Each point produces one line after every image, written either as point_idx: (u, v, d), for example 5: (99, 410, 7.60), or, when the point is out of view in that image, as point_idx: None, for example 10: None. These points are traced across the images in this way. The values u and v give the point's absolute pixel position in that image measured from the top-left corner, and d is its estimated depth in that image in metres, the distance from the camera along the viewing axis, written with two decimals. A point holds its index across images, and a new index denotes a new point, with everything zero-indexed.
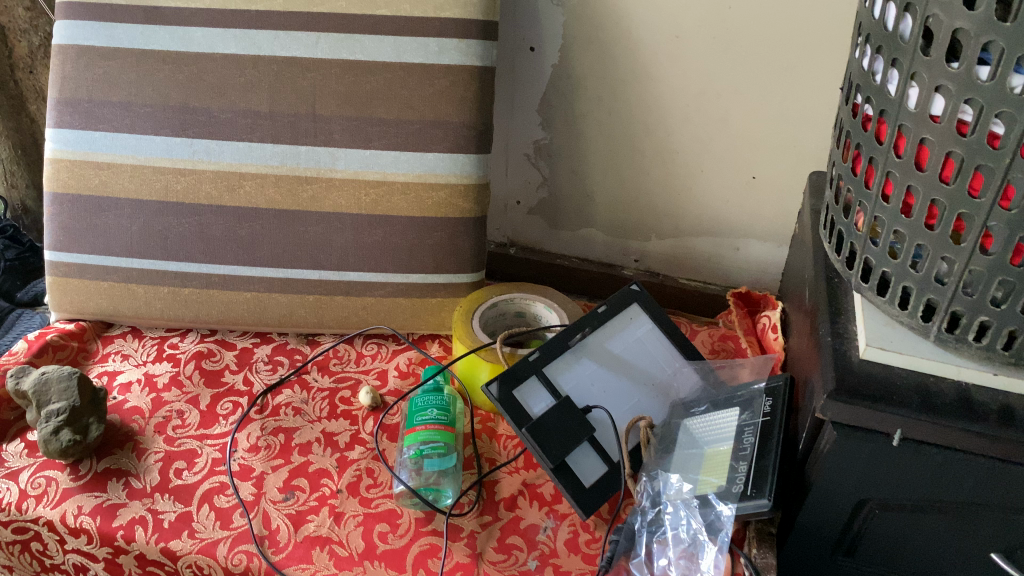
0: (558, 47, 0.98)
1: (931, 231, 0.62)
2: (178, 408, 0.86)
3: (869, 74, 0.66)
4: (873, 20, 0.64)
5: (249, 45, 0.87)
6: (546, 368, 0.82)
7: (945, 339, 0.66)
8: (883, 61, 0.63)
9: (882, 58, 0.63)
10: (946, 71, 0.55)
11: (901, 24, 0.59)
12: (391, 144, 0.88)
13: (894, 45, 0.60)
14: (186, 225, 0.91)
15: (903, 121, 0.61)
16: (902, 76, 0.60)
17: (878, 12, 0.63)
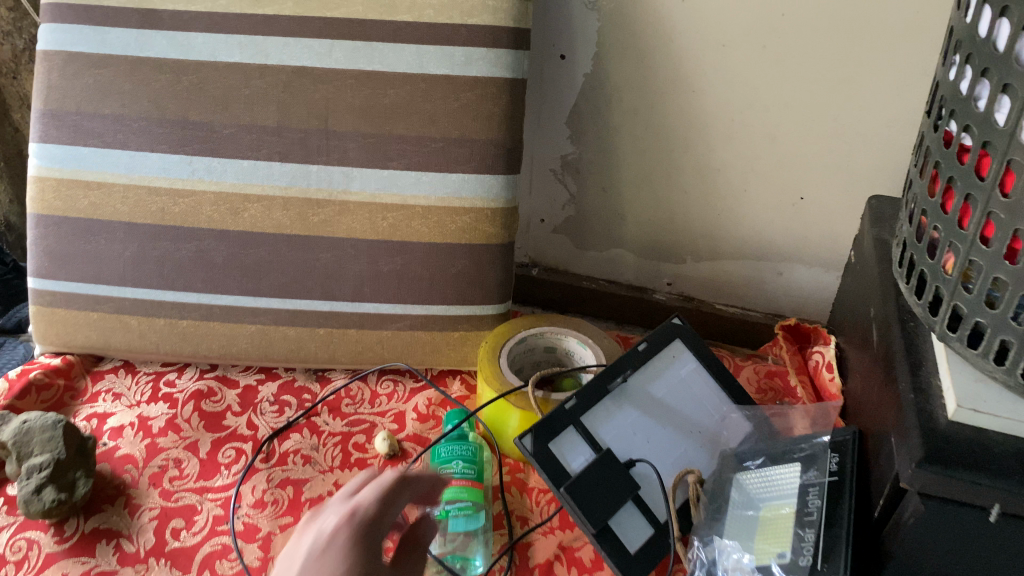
0: (590, 54, 0.88)
1: None
2: (176, 457, 0.77)
3: (967, 98, 0.57)
4: (975, 37, 0.55)
5: (255, 53, 0.78)
6: (585, 418, 0.75)
7: None
8: (989, 85, 0.54)
9: (988, 81, 0.54)
10: None
11: (1016, 45, 0.50)
12: (412, 164, 0.80)
13: (1008, 69, 0.51)
14: (185, 251, 0.82)
15: (1014, 156, 0.53)
16: (1015, 104, 0.51)
17: (983, 29, 0.55)
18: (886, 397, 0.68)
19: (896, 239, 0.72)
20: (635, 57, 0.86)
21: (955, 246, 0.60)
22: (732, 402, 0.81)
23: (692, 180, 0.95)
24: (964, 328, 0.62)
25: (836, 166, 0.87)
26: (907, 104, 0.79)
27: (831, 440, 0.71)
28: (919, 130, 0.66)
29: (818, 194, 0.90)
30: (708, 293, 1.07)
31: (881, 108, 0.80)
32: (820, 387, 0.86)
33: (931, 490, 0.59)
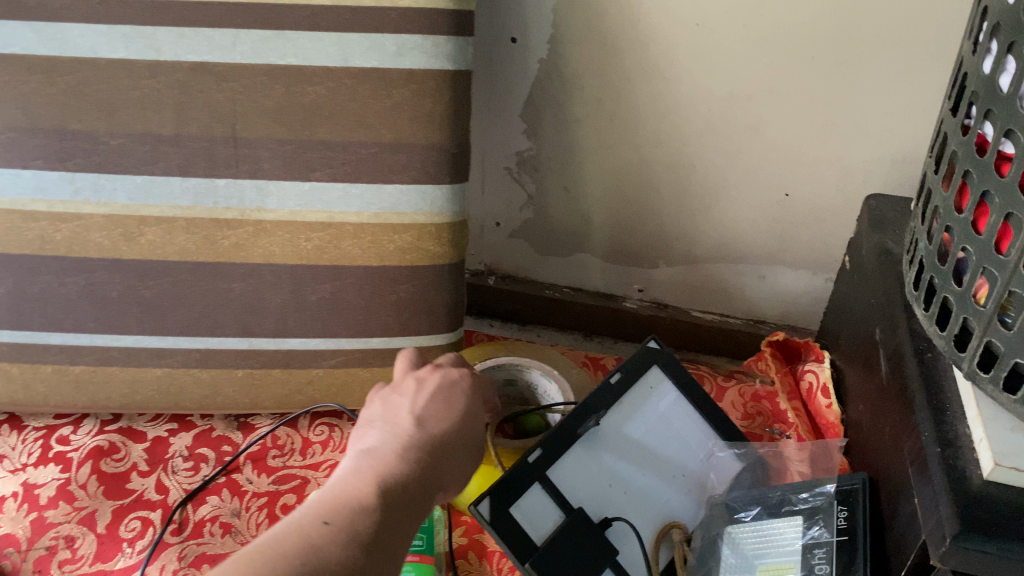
0: (546, 37, 0.76)
1: None
2: (67, 535, 0.66)
3: (1005, 93, 0.45)
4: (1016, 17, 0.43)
5: (145, 47, 0.64)
6: (551, 474, 0.64)
7: None
8: None
9: None
10: None
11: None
12: (339, 175, 0.68)
13: None
14: (72, 286, 0.70)
15: None
16: None
17: None
18: (903, 444, 0.58)
19: (910, 251, 0.61)
20: (596, 41, 0.74)
21: (990, 273, 0.49)
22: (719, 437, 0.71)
23: (664, 177, 0.84)
24: (999, 369, 0.51)
25: (832, 160, 0.76)
26: (914, 89, 0.68)
27: (837, 489, 0.62)
28: (938, 122, 0.55)
29: (808, 191, 0.79)
30: (683, 299, 0.96)
31: (884, 95, 0.69)
32: (814, 413, 0.77)
33: (967, 568, 0.49)
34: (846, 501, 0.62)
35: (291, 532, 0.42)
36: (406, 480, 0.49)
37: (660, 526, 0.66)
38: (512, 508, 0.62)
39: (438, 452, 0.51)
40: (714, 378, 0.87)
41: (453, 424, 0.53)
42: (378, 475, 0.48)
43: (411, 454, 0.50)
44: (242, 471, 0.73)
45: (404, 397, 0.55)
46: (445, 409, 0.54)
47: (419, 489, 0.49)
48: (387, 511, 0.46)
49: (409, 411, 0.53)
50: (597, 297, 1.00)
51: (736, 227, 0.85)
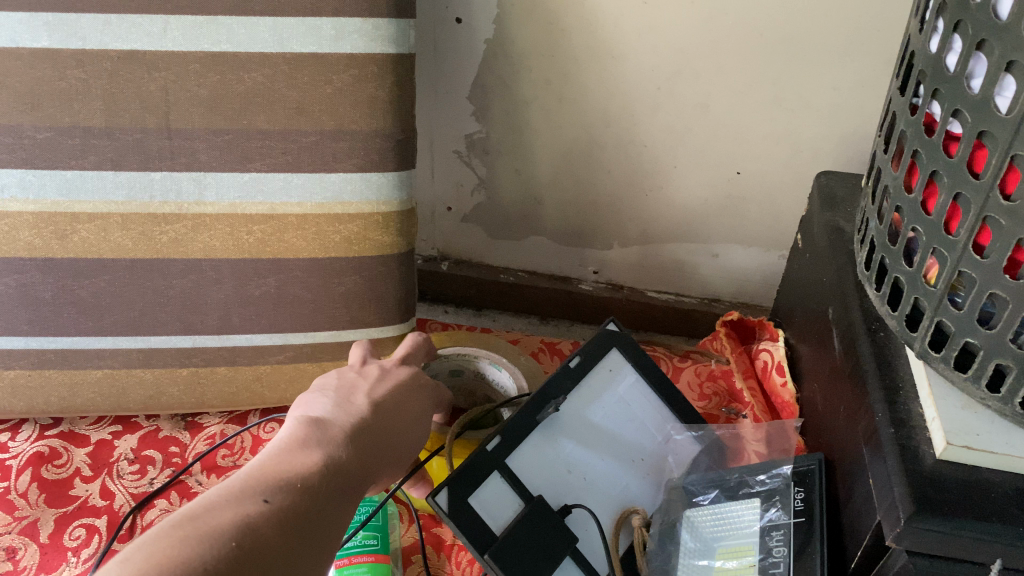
0: (490, 18, 0.74)
1: None
2: (9, 546, 0.63)
3: (950, 71, 0.45)
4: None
5: (67, 36, 0.61)
6: (512, 462, 0.62)
7: None
8: (982, 57, 0.42)
9: (981, 53, 0.42)
10: None
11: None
12: (279, 165, 0.66)
13: (1012, 41, 0.39)
14: (3, 287, 0.67)
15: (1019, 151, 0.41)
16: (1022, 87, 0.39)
17: None
18: (857, 424, 0.58)
19: (861, 230, 0.61)
20: (541, 20, 0.72)
21: (940, 254, 0.49)
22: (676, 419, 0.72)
23: (615, 158, 0.82)
24: (951, 348, 0.51)
25: (783, 136, 0.75)
26: (862, 65, 0.67)
27: (794, 470, 0.62)
28: (887, 101, 0.54)
29: (759, 169, 0.79)
30: (638, 279, 0.96)
31: (831, 71, 0.68)
32: (769, 392, 0.77)
33: (921, 547, 0.49)
34: (804, 483, 0.61)
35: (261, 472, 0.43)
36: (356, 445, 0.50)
37: (619, 512, 0.65)
38: (471, 499, 0.60)
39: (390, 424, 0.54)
40: (670, 361, 0.87)
41: (407, 404, 0.56)
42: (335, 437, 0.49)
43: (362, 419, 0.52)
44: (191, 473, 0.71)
45: (358, 382, 0.57)
46: (408, 383, 0.58)
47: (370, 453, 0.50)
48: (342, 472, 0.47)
49: (363, 395, 0.54)
50: (552, 281, 0.99)
51: (688, 206, 0.85)
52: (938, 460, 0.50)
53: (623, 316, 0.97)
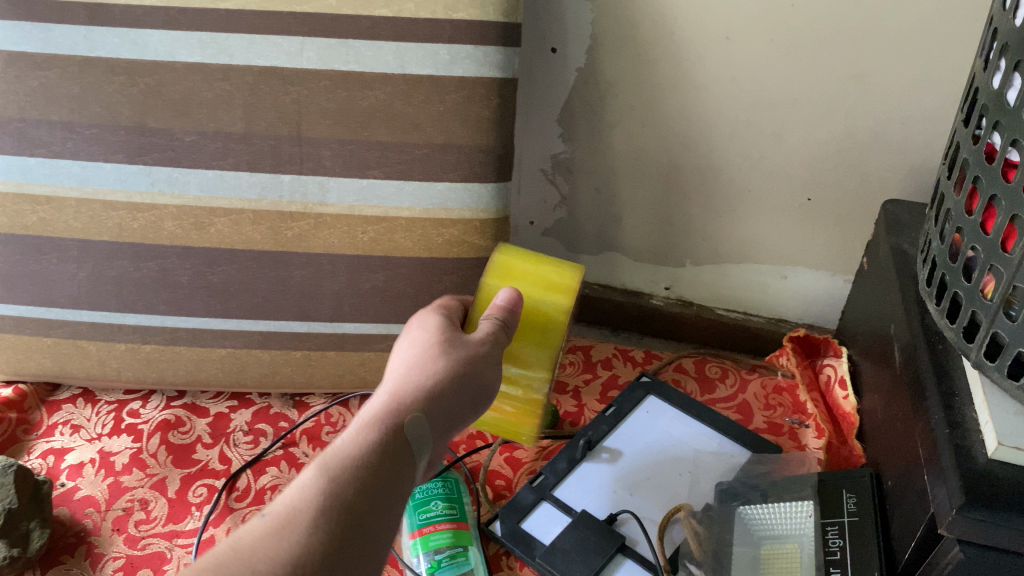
0: (585, 48, 0.82)
1: None
2: (142, 498, 0.72)
3: (1008, 103, 0.50)
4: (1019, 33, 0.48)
5: (218, 52, 0.70)
6: (556, 492, 0.75)
7: None
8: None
9: None
10: None
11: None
12: (394, 173, 0.73)
13: None
14: (146, 271, 0.76)
15: None
16: None
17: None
18: (914, 429, 0.62)
19: (924, 251, 0.66)
20: (630, 52, 0.80)
21: (997, 270, 0.53)
22: (719, 435, 0.80)
23: (692, 181, 0.89)
24: (1004, 358, 0.55)
25: (852, 166, 0.80)
26: (930, 100, 0.72)
27: (845, 479, 0.68)
28: (952, 133, 0.60)
29: (828, 195, 0.84)
30: (708, 296, 1.01)
31: (901, 107, 0.74)
32: (833, 404, 0.82)
33: (972, 537, 0.53)
34: (853, 490, 0.67)
35: (303, 512, 0.46)
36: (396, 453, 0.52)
37: (667, 509, 0.73)
38: (521, 523, 0.72)
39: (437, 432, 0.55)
40: (737, 372, 0.92)
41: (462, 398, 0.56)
42: (380, 449, 0.51)
43: (415, 420, 0.53)
44: (298, 446, 0.79)
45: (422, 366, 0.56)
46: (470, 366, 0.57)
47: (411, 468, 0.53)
48: (383, 492, 0.50)
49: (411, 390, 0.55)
50: (625, 294, 1.05)
51: (759, 230, 0.90)
52: (989, 458, 0.54)
53: (692, 329, 1.02)
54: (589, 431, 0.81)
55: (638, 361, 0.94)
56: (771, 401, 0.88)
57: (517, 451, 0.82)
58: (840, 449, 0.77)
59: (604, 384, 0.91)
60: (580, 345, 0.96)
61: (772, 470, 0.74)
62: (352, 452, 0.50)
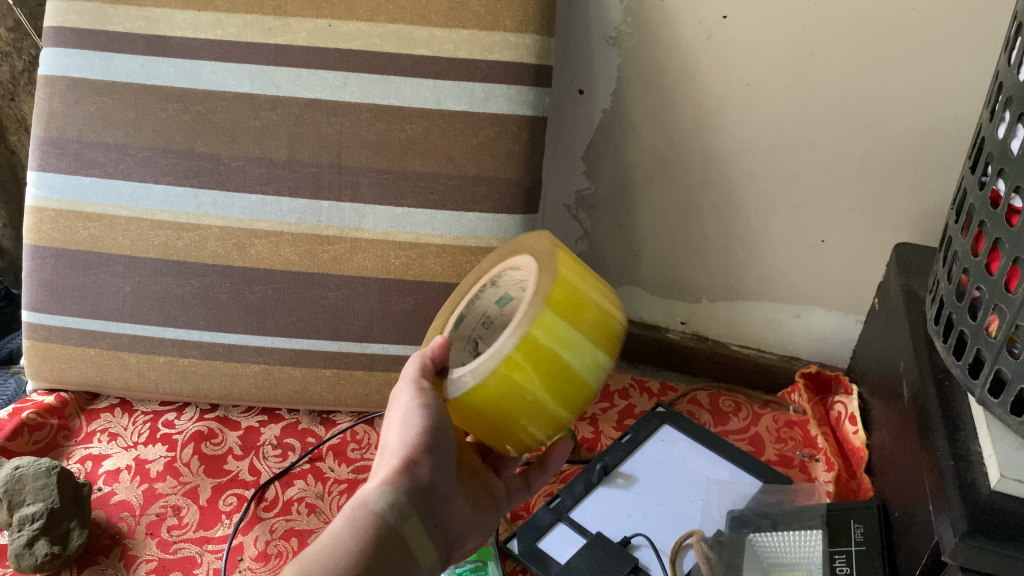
0: (610, 91, 0.87)
1: None
2: (174, 504, 0.76)
3: (1009, 147, 0.53)
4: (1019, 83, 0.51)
5: (266, 84, 0.76)
6: (572, 513, 0.77)
7: None
8: None
9: None
10: None
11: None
12: (427, 202, 0.77)
13: None
14: (188, 287, 0.80)
15: None
16: None
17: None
18: (920, 460, 0.64)
19: (933, 292, 0.68)
20: (653, 94, 0.84)
21: (1000, 310, 0.55)
22: (731, 464, 0.83)
23: (711, 220, 0.92)
24: (1007, 394, 0.56)
25: (865, 210, 0.83)
26: (941, 148, 0.75)
27: (854, 511, 0.70)
28: (960, 179, 0.62)
29: (841, 237, 0.86)
30: (722, 332, 1.04)
31: (913, 154, 0.77)
32: (842, 438, 0.85)
33: (974, 565, 0.54)
34: (861, 520, 0.69)
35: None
36: (381, 529, 0.49)
37: (679, 535, 0.75)
38: (538, 543, 0.75)
39: (422, 505, 0.52)
40: (750, 406, 0.95)
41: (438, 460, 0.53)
42: (362, 527, 0.48)
43: (400, 498, 0.50)
44: (324, 460, 0.82)
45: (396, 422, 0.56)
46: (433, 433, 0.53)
47: (403, 545, 0.49)
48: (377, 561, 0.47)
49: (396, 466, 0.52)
50: (643, 327, 1.08)
51: (773, 268, 0.93)
52: (993, 491, 0.55)
53: (707, 365, 1.05)
54: (606, 458, 0.84)
55: (654, 392, 0.97)
56: (782, 435, 0.90)
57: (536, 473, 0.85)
58: (849, 482, 0.80)
59: (622, 411, 0.94)
60: None
61: (783, 499, 0.77)
62: (335, 534, 0.48)
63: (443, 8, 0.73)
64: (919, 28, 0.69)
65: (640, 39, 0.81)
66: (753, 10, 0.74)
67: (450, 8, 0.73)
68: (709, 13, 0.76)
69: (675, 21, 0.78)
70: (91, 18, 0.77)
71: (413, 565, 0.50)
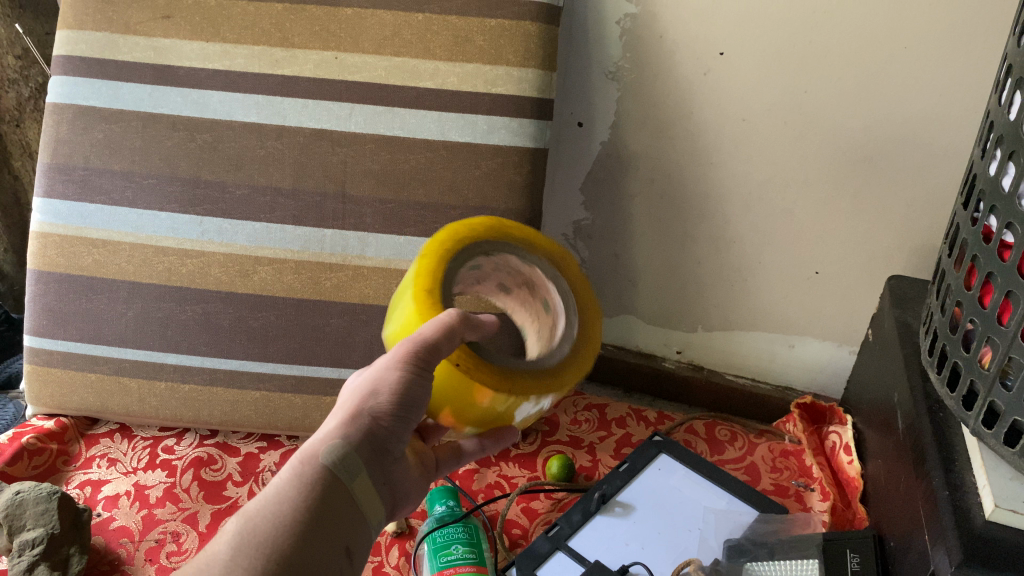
0: (608, 125, 0.88)
1: None
2: (174, 530, 0.77)
3: (999, 183, 0.54)
4: (1007, 122, 0.53)
5: (273, 114, 0.78)
6: (570, 541, 0.77)
7: None
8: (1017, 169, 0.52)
9: (1016, 165, 0.51)
10: None
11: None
12: (429, 231, 0.78)
13: None
14: (191, 313, 0.81)
15: None
16: None
17: (1013, 113, 0.52)
18: (916, 491, 0.64)
19: (927, 324, 0.69)
20: (651, 127, 0.86)
21: (993, 342, 0.55)
22: (727, 493, 0.84)
23: (707, 251, 0.93)
24: (1000, 425, 0.56)
25: (859, 243, 0.84)
26: (933, 184, 0.77)
27: (851, 542, 0.71)
28: (953, 215, 0.64)
29: (835, 268, 0.88)
30: (718, 362, 1.04)
31: (906, 189, 0.78)
32: (837, 468, 0.85)
33: None
34: (856, 549, 0.70)
35: (225, 545, 0.44)
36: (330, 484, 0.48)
37: (677, 563, 0.76)
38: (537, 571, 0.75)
39: (372, 462, 0.51)
40: (746, 436, 0.96)
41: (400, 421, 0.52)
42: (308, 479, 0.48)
43: (349, 454, 0.49)
44: None
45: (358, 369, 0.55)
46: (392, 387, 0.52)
47: (348, 502, 0.49)
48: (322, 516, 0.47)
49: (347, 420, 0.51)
50: (639, 356, 1.09)
51: (768, 298, 0.94)
52: (987, 521, 0.55)
53: (703, 394, 1.06)
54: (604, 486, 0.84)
55: (651, 421, 0.98)
56: (778, 465, 0.91)
57: (534, 502, 0.86)
58: (845, 512, 0.80)
59: (618, 440, 0.95)
60: (595, 403, 1.00)
61: (780, 529, 0.78)
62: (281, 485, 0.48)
63: (448, 43, 0.75)
64: (911, 67, 0.71)
65: (638, 74, 0.83)
66: (749, 47, 0.76)
67: (454, 43, 0.75)
68: (706, 49, 0.78)
69: (672, 57, 0.80)
70: (101, 48, 0.79)
71: (357, 522, 0.49)
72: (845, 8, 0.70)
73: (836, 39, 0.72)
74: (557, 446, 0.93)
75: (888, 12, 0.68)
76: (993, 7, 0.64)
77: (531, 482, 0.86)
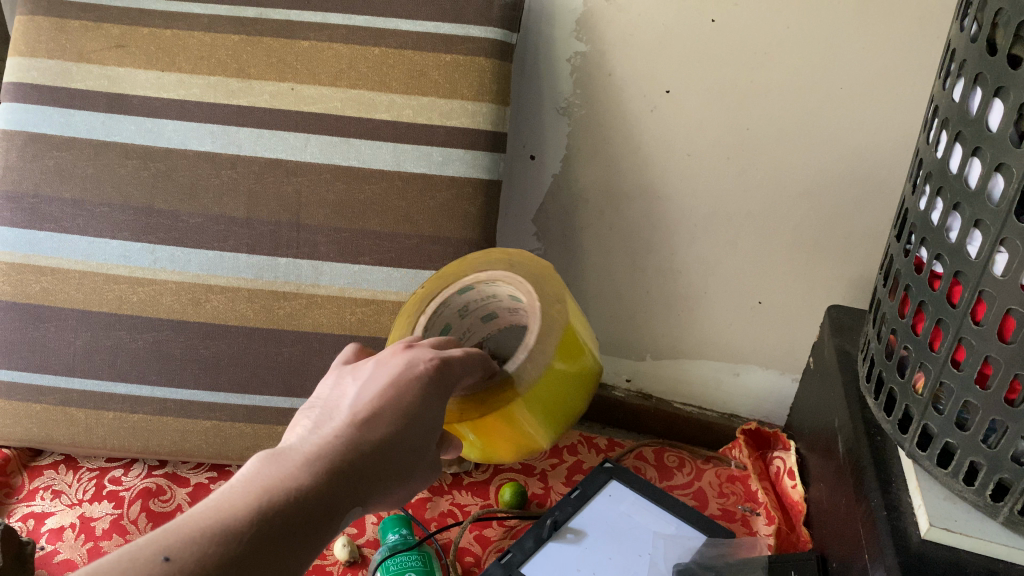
0: (558, 158, 0.91)
1: (1009, 407, 0.51)
2: None
3: (926, 216, 0.57)
4: (934, 159, 0.55)
5: (227, 143, 0.78)
6: (524, 568, 0.78)
7: (1018, 521, 0.54)
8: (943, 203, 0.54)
9: (942, 199, 0.54)
10: (1019, 228, 0.46)
11: (987, 183, 0.48)
12: (383, 259, 0.79)
13: (958, 190, 0.51)
14: (141, 342, 0.81)
15: (966, 272, 0.52)
16: (964, 222, 0.51)
17: (940, 150, 0.55)
18: (855, 512, 0.67)
19: (864, 351, 0.72)
20: (601, 161, 0.89)
21: (926, 367, 0.58)
22: (676, 518, 0.85)
23: (655, 281, 0.96)
24: (933, 448, 0.59)
25: (798, 274, 0.88)
26: (868, 218, 0.80)
27: (793, 564, 0.74)
28: (885, 247, 0.66)
29: (776, 298, 0.91)
30: (667, 390, 1.07)
31: (843, 223, 0.82)
32: (781, 493, 0.88)
33: None
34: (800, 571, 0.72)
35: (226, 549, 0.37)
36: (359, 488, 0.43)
37: None
38: None
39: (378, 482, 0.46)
40: (694, 462, 0.98)
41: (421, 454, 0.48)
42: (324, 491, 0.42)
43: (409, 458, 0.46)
44: None
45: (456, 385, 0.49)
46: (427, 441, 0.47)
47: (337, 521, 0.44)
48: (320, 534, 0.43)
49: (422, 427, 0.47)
50: None
51: (713, 327, 0.97)
52: (923, 539, 0.58)
53: (652, 422, 1.08)
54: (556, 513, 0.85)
55: (602, 447, 1.00)
56: (725, 490, 0.93)
57: (486, 529, 0.87)
58: (788, 535, 0.83)
59: (570, 467, 0.96)
60: None
61: (727, 552, 0.80)
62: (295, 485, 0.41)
63: (404, 76, 0.77)
64: (847, 107, 0.74)
65: (588, 110, 0.85)
66: (693, 86, 0.79)
67: (410, 77, 0.77)
68: (653, 88, 0.81)
69: (620, 95, 0.83)
70: (52, 76, 0.79)
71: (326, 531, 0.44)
72: (783, 50, 0.73)
73: (774, 77, 0.75)
74: (509, 474, 0.95)
75: (823, 54, 0.72)
76: (921, 52, 0.69)
77: (483, 510, 0.87)
